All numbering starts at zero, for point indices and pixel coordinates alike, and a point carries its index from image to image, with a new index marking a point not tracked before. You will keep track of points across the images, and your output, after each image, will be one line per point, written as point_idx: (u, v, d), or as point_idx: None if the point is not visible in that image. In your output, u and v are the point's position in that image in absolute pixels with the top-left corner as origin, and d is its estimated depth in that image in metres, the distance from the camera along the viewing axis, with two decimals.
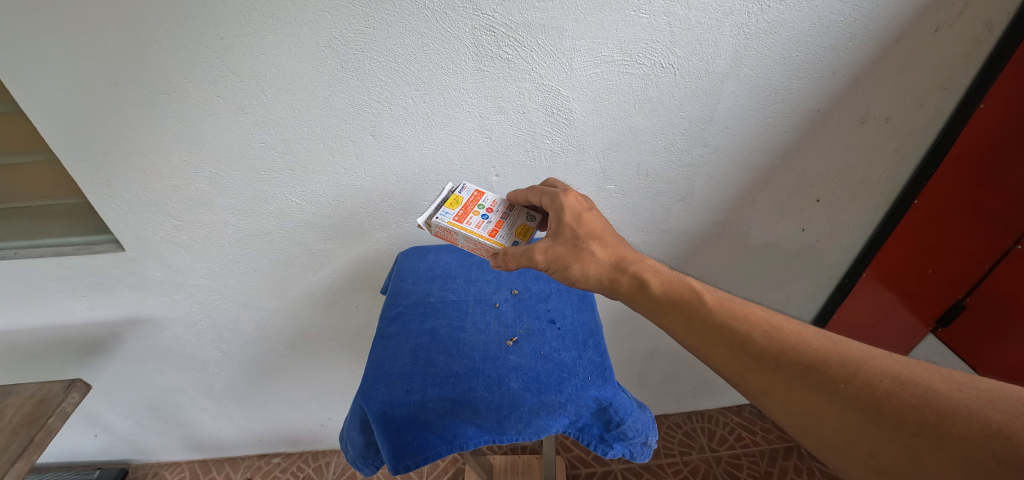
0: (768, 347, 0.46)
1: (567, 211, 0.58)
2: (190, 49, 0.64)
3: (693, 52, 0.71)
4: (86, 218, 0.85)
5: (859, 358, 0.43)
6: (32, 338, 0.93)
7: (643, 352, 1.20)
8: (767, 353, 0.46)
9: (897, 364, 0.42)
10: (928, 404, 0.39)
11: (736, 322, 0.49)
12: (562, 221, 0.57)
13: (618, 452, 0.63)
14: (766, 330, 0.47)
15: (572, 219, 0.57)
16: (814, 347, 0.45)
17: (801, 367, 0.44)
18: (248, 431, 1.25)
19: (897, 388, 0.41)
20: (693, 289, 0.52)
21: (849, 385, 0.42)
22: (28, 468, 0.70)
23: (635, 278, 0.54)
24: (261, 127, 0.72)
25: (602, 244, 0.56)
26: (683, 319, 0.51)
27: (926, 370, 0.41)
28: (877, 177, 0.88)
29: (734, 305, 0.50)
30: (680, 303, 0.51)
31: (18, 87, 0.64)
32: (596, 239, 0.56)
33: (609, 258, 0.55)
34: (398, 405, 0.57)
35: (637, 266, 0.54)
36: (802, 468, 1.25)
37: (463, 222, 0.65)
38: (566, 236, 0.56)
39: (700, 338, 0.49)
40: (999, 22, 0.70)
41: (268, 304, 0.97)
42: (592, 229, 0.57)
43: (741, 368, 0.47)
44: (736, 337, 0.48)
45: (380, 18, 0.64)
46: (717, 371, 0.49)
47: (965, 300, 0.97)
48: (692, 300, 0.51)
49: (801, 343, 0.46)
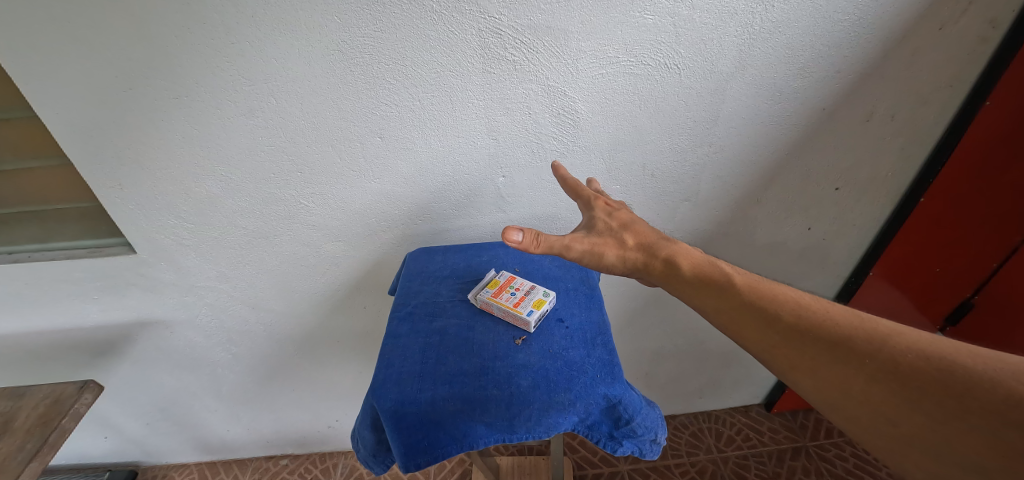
0: (797, 324, 0.46)
1: (599, 209, 0.62)
2: (203, 54, 0.65)
3: (698, 52, 0.72)
4: (99, 222, 0.87)
5: (885, 334, 0.43)
6: (45, 341, 0.95)
7: (649, 353, 1.20)
8: (795, 328, 0.46)
9: (924, 340, 0.42)
10: (952, 376, 0.39)
11: (765, 301, 0.49)
12: (594, 216, 0.61)
13: (628, 450, 0.63)
14: (794, 308, 0.48)
15: (604, 214, 0.61)
16: (841, 323, 0.45)
17: (827, 343, 0.44)
18: (256, 434, 1.26)
19: (922, 363, 0.40)
20: (723, 271, 0.53)
21: (875, 359, 0.42)
22: (42, 467, 0.72)
23: (668, 260, 0.55)
24: (271, 130, 0.73)
25: (635, 234, 0.58)
26: (713, 299, 0.51)
27: (952, 345, 0.41)
28: (883, 175, 0.88)
29: (763, 285, 0.50)
30: (711, 286, 0.52)
31: (35, 93, 0.65)
32: (630, 230, 0.59)
33: (641, 245, 0.57)
34: (408, 404, 0.59)
35: (667, 252, 0.56)
36: (811, 468, 1.24)
37: (496, 295, 0.71)
38: (600, 228, 0.59)
39: (730, 316, 0.50)
40: (1004, 19, 0.70)
41: (276, 306, 0.98)
42: (625, 222, 0.60)
43: (770, 344, 0.47)
44: (764, 315, 0.48)
45: (388, 21, 0.65)
46: (746, 348, 0.49)
47: (973, 297, 1.00)
48: (722, 281, 0.52)
49: (830, 321, 0.46)
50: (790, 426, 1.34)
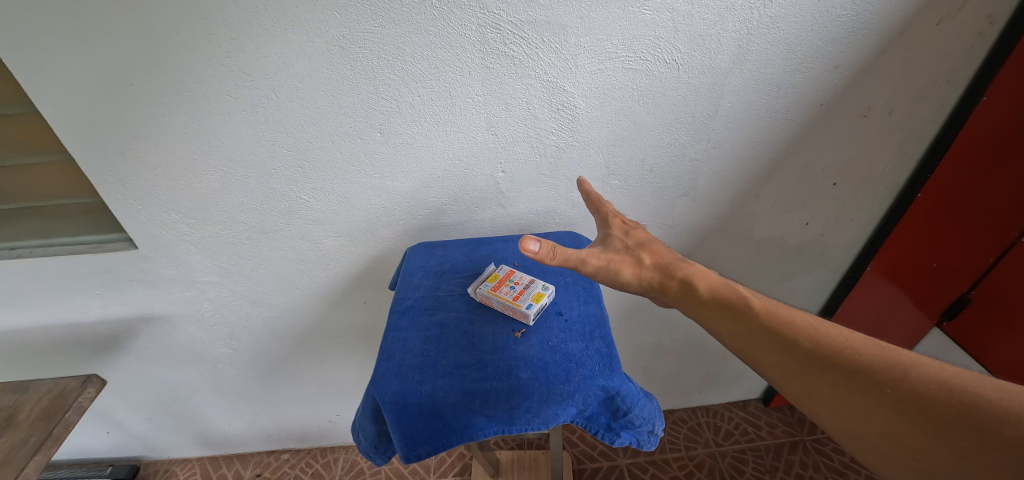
0: (815, 352, 0.47)
1: (616, 227, 0.62)
2: (202, 49, 0.65)
3: (697, 47, 0.72)
4: (101, 218, 0.87)
5: (906, 364, 0.44)
6: (48, 336, 0.95)
7: (647, 348, 1.21)
8: (814, 356, 0.47)
9: (945, 372, 0.43)
10: (975, 410, 0.40)
11: (783, 326, 0.49)
12: (611, 234, 0.61)
13: (626, 440, 0.64)
14: (813, 335, 0.48)
15: (621, 232, 0.61)
16: (861, 352, 0.46)
17: (847, 371, 0.45)
18: (257, 428, 1.27)
19: (944, 395, 0.41)
20: (740, 294, 0.53)
21: (897, 390, 0.42)
22: (46, 462, 0.72)
23: (685, 281, 0.55)
24: (271, 125, 0.74)
25: (652, 254, 0.59)
26: (730, 323, 0.51)
27: (974, 378, 0.42)
28: (880, 170, 0.89)
29: (780, 311, 0.51)
30: (728, 309, 0.52)
31: (36, 88, 0.66)
32: (646, 249, 0.59)
33: (658, 265, 0.57)
34: (409, 396, 0.59)
35: (683, 273, 0.56)
36: (808, 462, 1.25)
37: (496, 289, 0.71)
38: (616, 245, 0.59)
39: (747, 341, 0.50)
40: (1001, 15, 0.70)
41: (278, 301, 0.98)
42: (642, 242, 0.60)
43: (788, 371, 0.47)
44: (783, 341, 0.48)
45: (388, 17, 0.65)
46: (763, 374, 0.49)
47: (970, 293, 0.98)
48: (739, 305, 0.52)
49: (850, 349, 0.46)
50: (788, 420, 1.35)
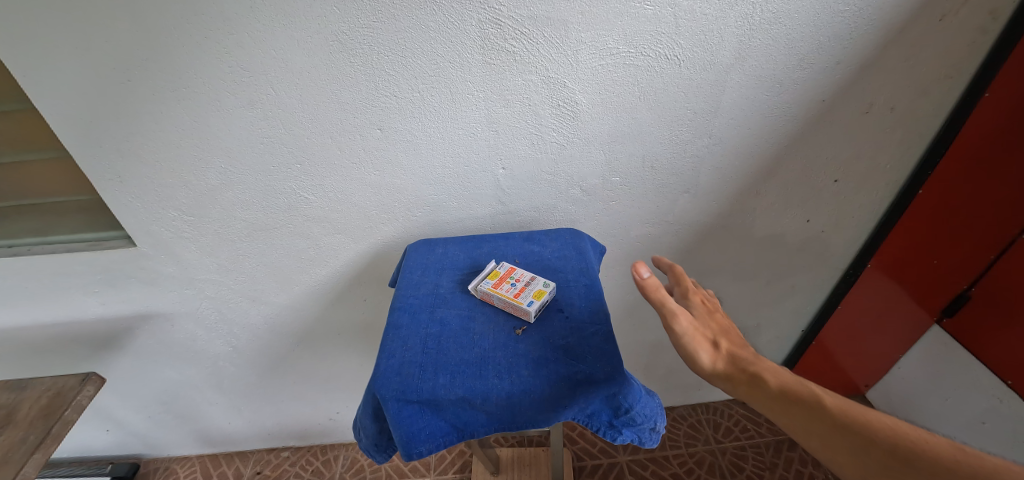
0: (892, 453, 0.45)
1: (699, 304, 0.63)
2: (200, 44, 0.64)
3: (698, 43, 0.71)
4: (99, 215, 0.86)
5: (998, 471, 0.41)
6: (46, 335, 0.95)
7: (648, 345, 1.21)
8: (889, 456, 0.45)
9: None
10: None
11: (857, 424, 0.48)
12: (693, 308, 0.62)
13: (628, 438, 0.63)
14: (891, 434, 0.46)
15: (704, 310, 0.62)
16: (944, 457, 0.43)
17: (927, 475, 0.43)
18: (257, 426, 1.27)
19: None
20: (816, 389, 0.52)
21: None
22: (45, 460, 0.72)
23: (762, 370, 0.54)
24: (270, 122, 0.73)
25: (730, 338, 0.59)
26: (802, 416, 0.50)
27: None
28: (881, 167, 0.88)
29: (856, 408, 0.49)
30: (802, 401, 0.51)
31: (34, 85, 0.65)
32: (727, 334, 0.59)
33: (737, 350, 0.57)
34: (410, 393, 0.59)
35: (755, 366, 0.55)
36: (808, 459, 1.26)
37: (496, 286, 0.71)
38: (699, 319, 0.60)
39: (818, 436, 0.49)
40: (1004, 11, 0.70)
41: (277, 299, 0.98)
42: (722, 325, 0.60)
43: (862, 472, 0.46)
44: (857, 440, 0.47)
45: (388, 12, 0.64)
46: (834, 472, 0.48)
47: (971, 289, 0.99)
48: (814, 400, 0.50)
49: (933, 453, 0.44)
50: None
